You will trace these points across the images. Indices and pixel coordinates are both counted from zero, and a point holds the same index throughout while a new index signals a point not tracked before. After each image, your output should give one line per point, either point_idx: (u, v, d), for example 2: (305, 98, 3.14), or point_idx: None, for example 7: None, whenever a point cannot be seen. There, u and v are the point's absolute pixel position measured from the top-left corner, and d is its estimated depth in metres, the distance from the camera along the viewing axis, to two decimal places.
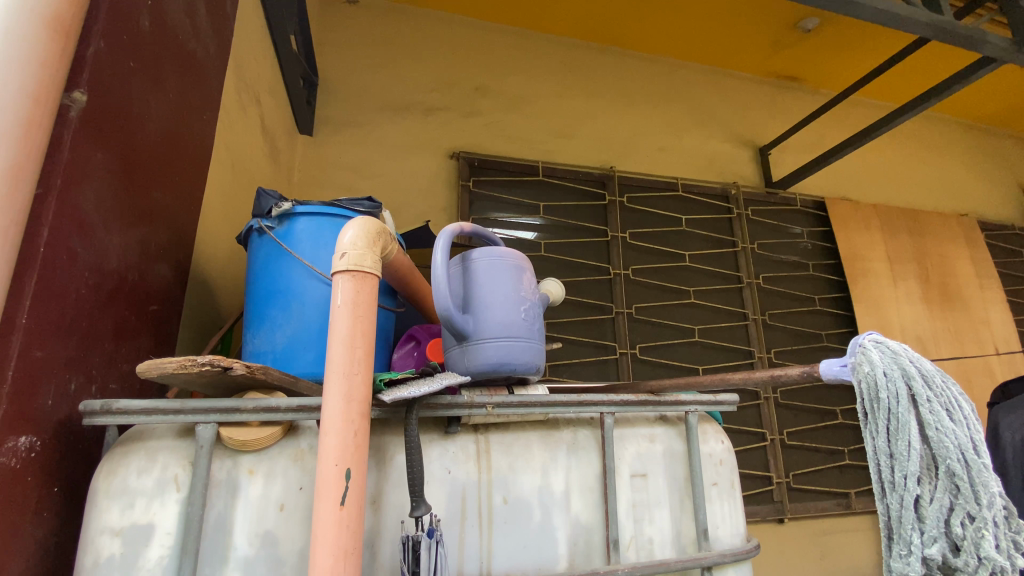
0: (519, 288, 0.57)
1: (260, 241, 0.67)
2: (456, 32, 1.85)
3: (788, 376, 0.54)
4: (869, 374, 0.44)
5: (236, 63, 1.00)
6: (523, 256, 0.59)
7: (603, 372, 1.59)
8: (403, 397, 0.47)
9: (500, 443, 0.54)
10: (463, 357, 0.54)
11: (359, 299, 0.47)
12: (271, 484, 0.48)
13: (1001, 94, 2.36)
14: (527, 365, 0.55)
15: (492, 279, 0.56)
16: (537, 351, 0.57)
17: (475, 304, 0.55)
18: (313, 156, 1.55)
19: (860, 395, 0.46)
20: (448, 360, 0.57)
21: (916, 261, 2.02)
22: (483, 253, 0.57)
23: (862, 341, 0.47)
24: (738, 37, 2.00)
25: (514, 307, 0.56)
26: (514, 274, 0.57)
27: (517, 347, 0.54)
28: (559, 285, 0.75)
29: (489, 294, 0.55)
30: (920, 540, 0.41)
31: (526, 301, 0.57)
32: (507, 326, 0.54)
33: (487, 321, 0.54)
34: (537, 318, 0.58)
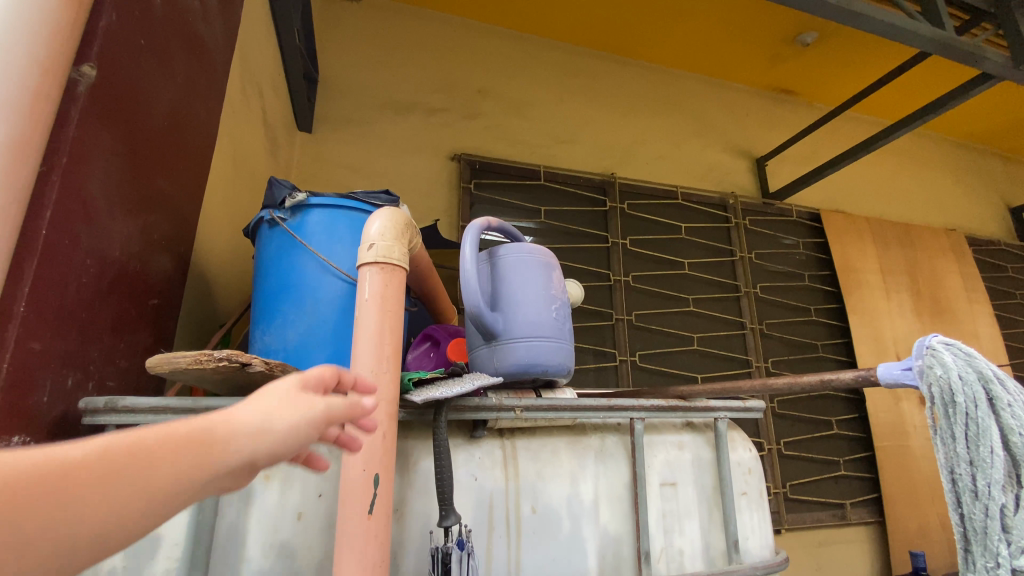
0: (550, 285, 0.55)
1: (271, 233, 0.64)
2: (459, 34, 1.83)
3: (839, 381, 0.52)
4: (941, 378, 0.42)
5: (241, 53, 0.96)
6: (552, 253, 0.57)
7: (603, 379, 1.57)
8: (435, 398, 0.44)
9: (527, 448, 0.52)
10: (491, 357, 0.52)
11: (387, 291, 0.45)
12: (288, 491, 0.44)
13: (988, 113, 2.42)
14: (557, 366, 0.52)
15: (522, 275, 0.54)
16: (569, 353, 0.55)
17: (504, 302, 0.53)
18: (311, 154, 1.51)
19: (932, 400, 0.44)
20: (474, 360, 0.54)
21: (907, 274, 2.05)
22: (511, 248, 0.55)
23: (928, 342, 0.45)
24: (738, 49, 2.02)
25: (545, 305, 0.54)
26: (545, 271, 0.55)
27: (549, 348, 0.52)
28: (578, 286, 0.74)
29: (519, 291, 0.53)
30: (1009, 551, 0.38)
31: (556, 299, 0.55)
32: (537, 326, 0.52)
33: (517, 321, 0.52)
34: (567, 317, 0.56)
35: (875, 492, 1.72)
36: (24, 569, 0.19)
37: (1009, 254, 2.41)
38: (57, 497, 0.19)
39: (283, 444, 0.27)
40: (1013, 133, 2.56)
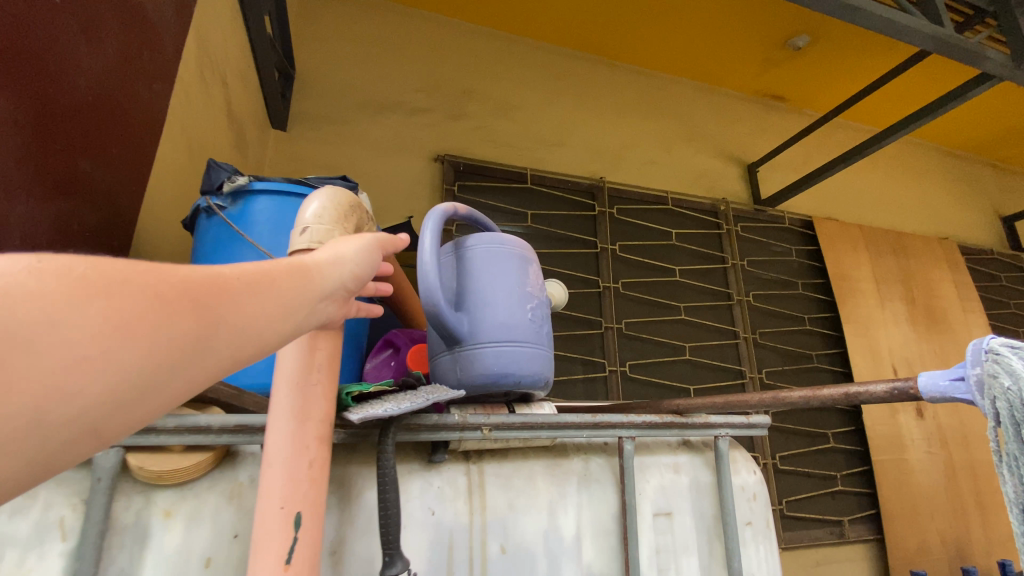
0: (525, 280, 0.47)
1: (208, 223, 0.55)
2: (443, 33, 1.76)
3: (871, 395, 0.44)
4: (1010, 391, 0.32)
5: (197, 34, 0.88)
6: (528, 246, 0.50)
7: (591, 390, 1.49)
8: (376, 417, 0.35)
9: (497, 475, 0.44)
10: (455, 367, 0.44)
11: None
12: (194, 532, 0.36)
13: (977, 122, 2.40)
14: (533, 377, 0.45)
15: (492, 268, 0.46)
16: (549, 360, 0.47)
17: (471, 301, 0.45)
18: (284, 153, 1.43)
19: (997, 419, 0.33)
20: (436, 370, 0.46)
21: (901, 282, 2.00)
22: (481, 240, 0.48)
23: (986, 345, 0.34)
24: (729, 53, 1.98)
25: (521, 304, 0.46)
26: (519, 265, 0.48)
27: (524, 357, 0.44)
28: (562, 289, 0.67)
29: (489, 287, 0.45)
30: None
31: (534, 297, 0.48)
32: (510, 329, 0.45)
33: (486, 324, 0.44)
34: (546, 319, 0.49)
35: (873, 508, 1.65)
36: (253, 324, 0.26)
37: (1000, 263, 2.38)
38: (249, 289, 0.26)
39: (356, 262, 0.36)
40: (1000, 142, 2.55)
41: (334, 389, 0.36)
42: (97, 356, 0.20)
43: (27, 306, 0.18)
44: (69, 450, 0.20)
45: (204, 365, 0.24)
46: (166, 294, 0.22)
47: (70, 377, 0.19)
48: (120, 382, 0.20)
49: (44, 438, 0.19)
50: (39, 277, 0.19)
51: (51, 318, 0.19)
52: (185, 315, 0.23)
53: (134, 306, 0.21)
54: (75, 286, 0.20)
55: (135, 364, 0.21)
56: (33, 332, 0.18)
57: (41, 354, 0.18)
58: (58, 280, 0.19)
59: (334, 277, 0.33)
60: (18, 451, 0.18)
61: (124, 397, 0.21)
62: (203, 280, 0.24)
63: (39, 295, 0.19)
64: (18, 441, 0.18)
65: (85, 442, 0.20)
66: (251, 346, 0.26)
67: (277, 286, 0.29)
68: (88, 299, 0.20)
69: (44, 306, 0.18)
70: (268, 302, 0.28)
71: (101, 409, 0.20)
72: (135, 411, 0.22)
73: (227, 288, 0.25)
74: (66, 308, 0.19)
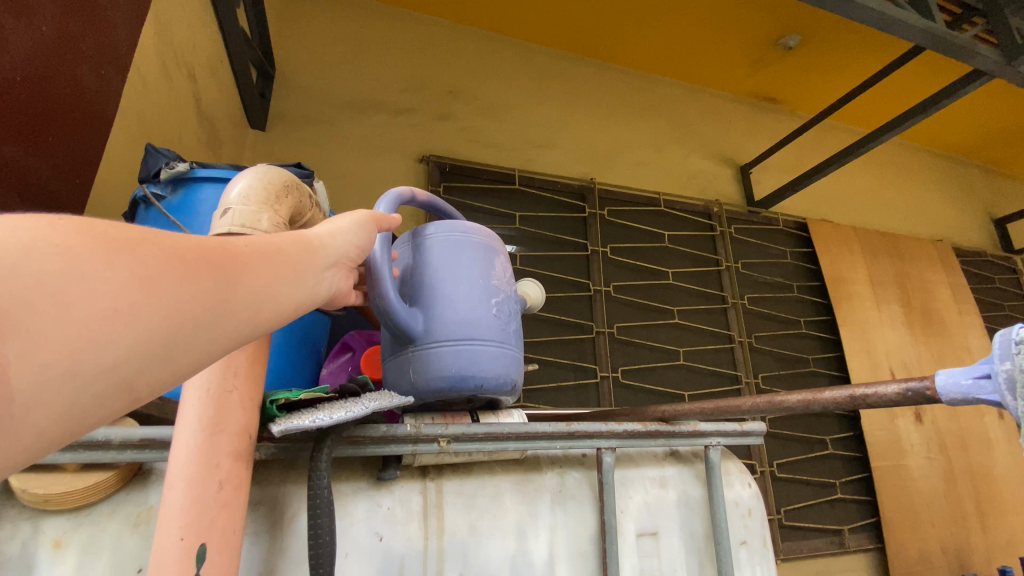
0: (487, 276, 0.48)
1: (147, 215, 0.51)
2: (428, 32, 1.72)
3: (881, 400, 0.39)
4: None
5: (157, 22, 0.83)
6: (491, 243, 0.50)
7: (582, 397, 1.44)
8: (299, 429, 0.34)
9: (457, 493, 0.47)
10: (412, 366, 0.44)
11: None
12: (90, 560, 0.36)
13: (971, 123, 2.38)
14: (497, 374, 0.45)
15: (453, 263, 0.47)
16: (514, 359, 0.47)
17: (431, 300, 0.45)
18: (262, 154, 1.38)
19: None
20: (396, 372, 0.46)
21: (897, 284, 1.97)
22: (442, 238, 0.48)
23: (1017, 334, 0.29)
24: (720, 53, 1.95)
25: (483, 301, 0.46)
26: (482, 262, 0.48)
27: (484, 356, 0.44)
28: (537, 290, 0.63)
29: (448, 283, 0.46)
30: None
31: (497, 294, 0.48)
32: (471, 326, 0.45)
33: (445, 321, 0.45)
34: (512, 317, 0.49)
35: (874, 516, 1.60)
36: (268, 288, 0.27)
37: (995, 264, 2.36)
38: (262, 257, 0.28)
39: (355, 236, 0.37)
40: (992, 144, 2.54)
41: (253, 400, 0.35)
42: (125, 308, 0.20)
43: (52, 256, 0.18)
44: (100, 406, 0.19)
45: (221, 330, 0.24)
46: (181, 257, 0.22)
47: (102, 328, 0.19)
48: (149, 336, 0.20)
49: (78, 389, 0.18)
50: (62, 232, 0.19)
51: (76, 269, 0.18)
52: (203, 277, 0.23)
53: (152, 264, 0.21)
54: (97, 243, 0.20)
55: (159, 320, 0.21)
56: (63, 282, 0.18)
57: (68, 305, 0.18)
58: (79, 238, 0.19)
59: (333, 250, 0.35)
60: (54, 402, 0.18)
61: (148, 354, 0.20)
62: (211, 249, 0.25)
63: (64, 248, 0.18)
64: (53, 391, 0.18)
65: (116, 397, 0.20)
66: (265, 314, 0.27)
67: (282, 258, 0.30)
68: (111, 255, 0.20)
69: (69, 258, 0.18)
70: (279, 273, 0.29)
71: (131, 362, 0.20)
72: (164, 369, 0.21)
73: (236, 257, 0.26)
74: (89, 262, 0.19)
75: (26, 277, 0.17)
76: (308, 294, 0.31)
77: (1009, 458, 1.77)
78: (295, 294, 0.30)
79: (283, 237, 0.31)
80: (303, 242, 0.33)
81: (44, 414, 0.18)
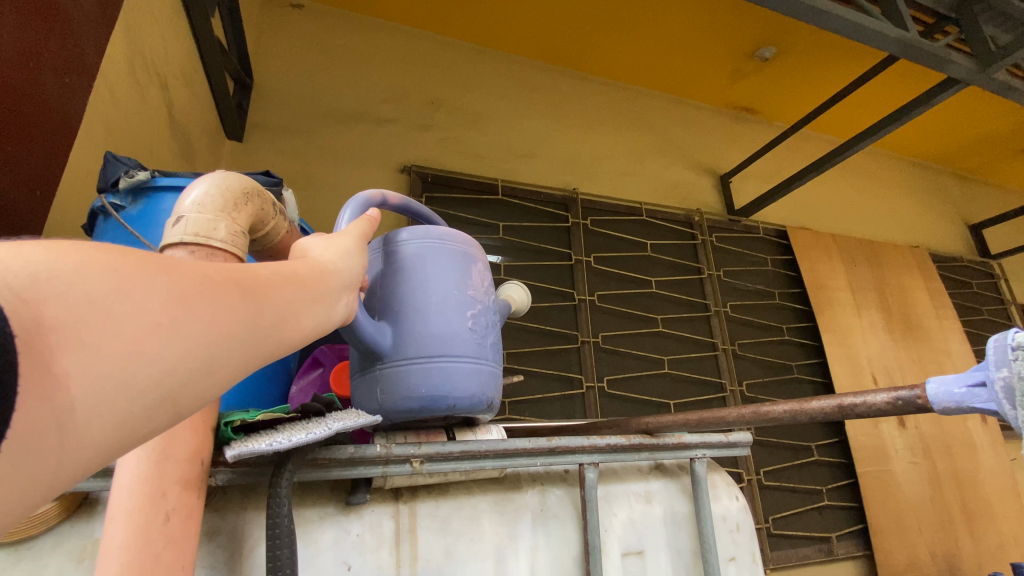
0: (462, 290, 0.48)
1: (104, 226, 0.49)
2: (409, 44, 1.72)
3: (866, 409, 0.38)
4: None
5: (126, 29, 0.81)
6: (467, 253, 0.50)
7: (568, 408, 1.42)
8: (255, 452, 0.32)
9: (432, 516, 0.45)
10: (378, 381, 0.44)
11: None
12: None
13: (941, 132, 2.44)
14: (473, 393, 0.45)
15: (424, 277, 0.47)
16: (486, 375, 0.47)
17: (404, 318, 0.45)
18: (240, 165, 1.35)
19: None
20: (367, 390, 0.45)
21: (876, 290, 1.99)
22: (415, 251, 0.48)
23: (1014, 340, 0.29)
24: (699, 64, 1.98)
25: (453, 317, 0.46)
26: (455, 276, 0.48)
27: (452, 374, 0.44)
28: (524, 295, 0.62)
29: (418, 298, 0.46)
30: None
31: (470, 308, 0.48)
32: (446, 343, 0.45)
33: (414, 337, 0.45)
34: (486, 332, 0.49)
35: (860, 522, 1.60)
36: (295, 310, 0.27)
37: (970, 269, 2.41)
38: (288, 282, 0.27)
39: (359, 257, 0.37)
40: (963, 152, 2.61)
41: (206, 421, 0.33)
42: (169, 323, 0.19)
43: (103, 275, 0.17)
44: (147, 422, 0.19)
45: (254, 348, 0.23)
46: (214, 276, 0.22)
47: (149, 342, 0.18)
48: (192, 351, 0.20)
49: (131, 402, 0.18)
50: (109, 254, 0.18)
51: (124, 287, 0.18)
52: (232, 296, 0.22)
53: (190, 282, 0.21)
54: (140, 262, 0.19)
55: (203, 337, 0.20)
56: (112, 299, 0.17)
57: (119, 320, 0.18)
58: (124, 257, 0.19)
59: (346, 270, 0.34)
60: (106, 415, 0.17)
61: (192, 369, 0.20)
62: (239, 271, 0.24)
63: (111, 267, 0.18)
64: (106, 405, 0.17)
65: (160, 411, 0.19)
66: (290, 333, 0.26)
67: (304, 281, 0.29)
68: (152, 272, 0.19)
69: (116, 276, 0.18)
70: (302, 295, 0.28)
71: (177, 376, 0.19)
72: (205, 385, 0.20)
73: (264, 281, 0.25)
74: (134, 279, 0.18)
75: (82, 292, 0.17)
76: (327, 320, 0.30)
77: (991, 460, 1.79)
78: (318, 321, 0.29)
79: (304, 265, 0.31)
80: (318, 266, 0.32)
81: (95, 429, 0.17)
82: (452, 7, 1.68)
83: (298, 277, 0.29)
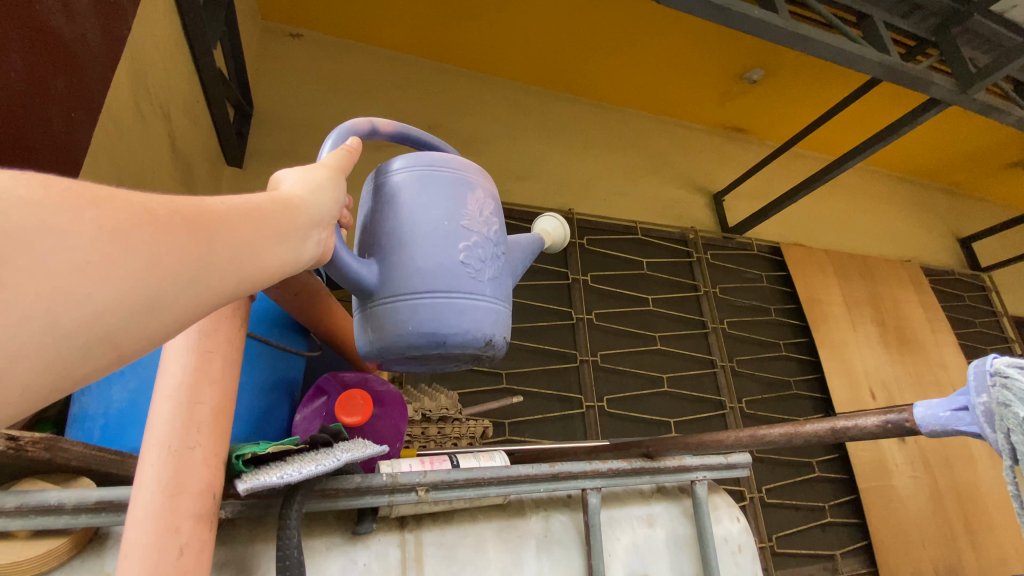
0: (453, 219, 0.44)
1: None
2: (406, 70, 1.76)
3: (859, 433, 0.40)
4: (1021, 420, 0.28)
5: (132, 65, 0.84)
6: (464, 178, 0.46)
7: (569, 429, 1.42)
8: (267, 486, 0.32)
9: (437, 544, 0.45)
10: (369, 319, 0.43)
11: (211, 342, 0.35)
12: None
13: (928, 149, 2.50)
14: (465, 330, 0.41)
15: (412, 208, 0.44)
16: (481, 312, 0.43)
17: (391, 253, 0.43)
18: (240, 192, 1.37)
19: (1013, 454, 0.29)
20: (364, 328, 0.44)
21: (871, 305, 2.01)
22: (404, 180, 0.45)
23: (991, 366, 0.31)
24: (689, 86, 2.02)
25: (442, 248, 0.42)
26: (446, 204, 0.44)
27: (440, 309, 0.41)
28: (561, 225, 0.62)
29: (406, 229, 0.43)
30: None
31: (464, 238, 0.44)
32: (434, 277, 0.42)
33: (400, 271, 0.42)
34: (484, 265, 0.44)
35: (864, 539, 1.59)
36: (255, 246, 0.26)
37: (962, 283, 2.43)
38: (246, 215, 0.27)
39: (331, 190, 0.36)
40: (950, 168, 2.66)
41: (218, 456, 0.34)
42: (98, 261, 0.19)
43: (20, 208, 0.17)
44: (84, 360, 0.19)
45: (205, 287, 0.23)
46: (157, 211, 0.21)
47: (77, 279, 0.18)
48: (129, 291, 0.19)
49: (61, 343, 0.18)
50: (30, 187, 0.18)
51: (43, 220, 0.18)
52: (178, 232, 0.22)
53: (125, 216, 0.20)
54: (66, 196, 0.19)
55: (137, 273, 0.20)
56: (32, 233, 0.17)
57: (40, 255, 0.17)
58: (46, 190, 0.19)
59: (316, 207, 0.33)
60: (34, 356, 0.17)
61: (130, 306, 0.20)
62: (190, 207, 0.24)
63: (31, 200, 0.18)
64: (31, 346, 0.17)
65: (100, 351, 0.19)
66: (250, 271, 0.26)
67: (267, 218, 0.28)
68: (79, 208, 0.19)
69: (37, 210, 0.18)
70: (265, 232, 0.28)
71: (112, 315, 0.19)
72: (148, 325, 0.20)
73: (217, 217, 0.25)
74: (57, 214, 0.18)
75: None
76: (293, 254, 0.30)
77: (992, 474, 1.78)
78: (282, 259, 0.29)
79: (267, 198, 0.30)
80: (285, 202, 0.31)
81: (21, 369, 0.17)
82: (448, 35, 1.72)
83: (261, 211, 0.28)
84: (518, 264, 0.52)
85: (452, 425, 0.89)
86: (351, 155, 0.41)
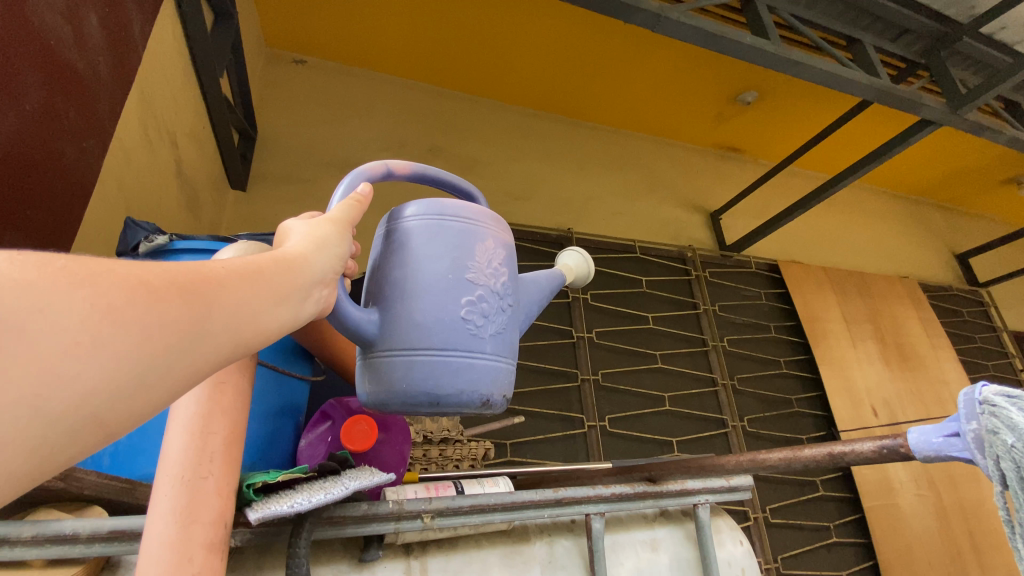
0: (457, 274, 0.44)
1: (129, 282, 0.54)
2: (407, 94, 1.79)
3: (857, 456, 0.41)
4: (1011, 448, 0.29)
5: (141, 93, 0.86)
6: (476, 230, 0.47)
7: (571, 449, 1.41)
8: (275, 515, 0.33)
9: (443, 571, 0.46)
10: (369, 368, 0.44)
11: (225, 372, 0.36)
12: None
13: (922, 167, 2.54)
14: (459, 390, 0.42)
15: (417, 261, 0.45)
16: (478, 371, 0.43)
17: (393, 304, 0.44)
18: (243, 214, 1.38)
19: (1003, 481, 0.30)
20: (365, 375, 0.44)
21: (871, 321, 2.01)
22: (412, 229, 0.46)
23: (980, 394, 0.32)
24: (685, 108, 2.06)
25: (443, 305, 0.43)
26: (452, 257, 0.45)
27: (436, 369, 0.42)
28: (585, 261, 0.64)
29: (410, 282, 0.44)
30: None
31: (467, 293, 0.44)
32: (432, 334, 0.43)
33: (401, 325, 0.43)
34: (487, 321, 0.45)
35: (870, 559, 1.58)
36: (250, 307, 0.27)
37: (961, 298, 2.44)
38: (243, 280, 0.28)
39: (336, 245, 0.36)
40: (946, 185, 2.69)
41: (230, 485, 0.34)
42: (89, 341, 0.20)
43: (14, 294, 0.19)
44: (73, 435, 0.20)
45: (194, 354, 0.24)
46: (151, 283, 0.23)
47: (66, 359, 0.19)
48: (117, 369, 0.21)
49: (49, 422, 0.19)
50: (27, 269, 0.19)
51: (37, 304, 0.19)
52: (171, 302, 0.23)
53: (117, 293, 0.21)
54: (59, 275, 0.20)
55: (127, 349, 0.21)
56: (26, 318, 0.19)
57: (32, 339, 0.19)
58: (40, 271, 0.20)
59: (318, 265, 0.34)
60: (23, 437, 0.18)
61: (119, 380, 0.21)
62: (185, 273, 0.25)
63: (26, 284, 0.19)
64: (21, 427, 0.18)
65: (91, 426, 0.20)
66: (243, 335, 0.27)
67: (266, 279, 0.29)
68: (72, 288, 0.20)
69: (33, 293, 0.19)
70: (263, 294, 0.29)
71: (100, 392, 0.20)
72: (135, 397, 0.22)
73: (214, 281, 0.26)
74: (52, 295, 0.20)
75: None
76: (290, 314, 0.31)
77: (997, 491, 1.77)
78: (279, 317, 0.30)
79: (267, 259, 0.31)
80: (288, 262, 0.32)
81: (9, 452, 0.18)
82: (449, 60, 1.76)
83: (260, 272, 0.29)
84: (528, 313, 0.52)
85: (454, 446, 0.89)
86: (361, 206, 0.41)
